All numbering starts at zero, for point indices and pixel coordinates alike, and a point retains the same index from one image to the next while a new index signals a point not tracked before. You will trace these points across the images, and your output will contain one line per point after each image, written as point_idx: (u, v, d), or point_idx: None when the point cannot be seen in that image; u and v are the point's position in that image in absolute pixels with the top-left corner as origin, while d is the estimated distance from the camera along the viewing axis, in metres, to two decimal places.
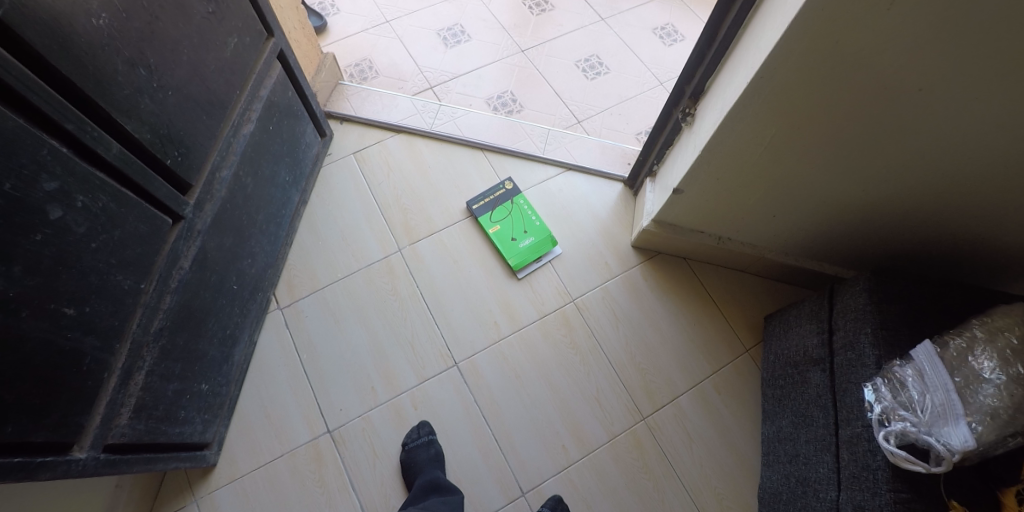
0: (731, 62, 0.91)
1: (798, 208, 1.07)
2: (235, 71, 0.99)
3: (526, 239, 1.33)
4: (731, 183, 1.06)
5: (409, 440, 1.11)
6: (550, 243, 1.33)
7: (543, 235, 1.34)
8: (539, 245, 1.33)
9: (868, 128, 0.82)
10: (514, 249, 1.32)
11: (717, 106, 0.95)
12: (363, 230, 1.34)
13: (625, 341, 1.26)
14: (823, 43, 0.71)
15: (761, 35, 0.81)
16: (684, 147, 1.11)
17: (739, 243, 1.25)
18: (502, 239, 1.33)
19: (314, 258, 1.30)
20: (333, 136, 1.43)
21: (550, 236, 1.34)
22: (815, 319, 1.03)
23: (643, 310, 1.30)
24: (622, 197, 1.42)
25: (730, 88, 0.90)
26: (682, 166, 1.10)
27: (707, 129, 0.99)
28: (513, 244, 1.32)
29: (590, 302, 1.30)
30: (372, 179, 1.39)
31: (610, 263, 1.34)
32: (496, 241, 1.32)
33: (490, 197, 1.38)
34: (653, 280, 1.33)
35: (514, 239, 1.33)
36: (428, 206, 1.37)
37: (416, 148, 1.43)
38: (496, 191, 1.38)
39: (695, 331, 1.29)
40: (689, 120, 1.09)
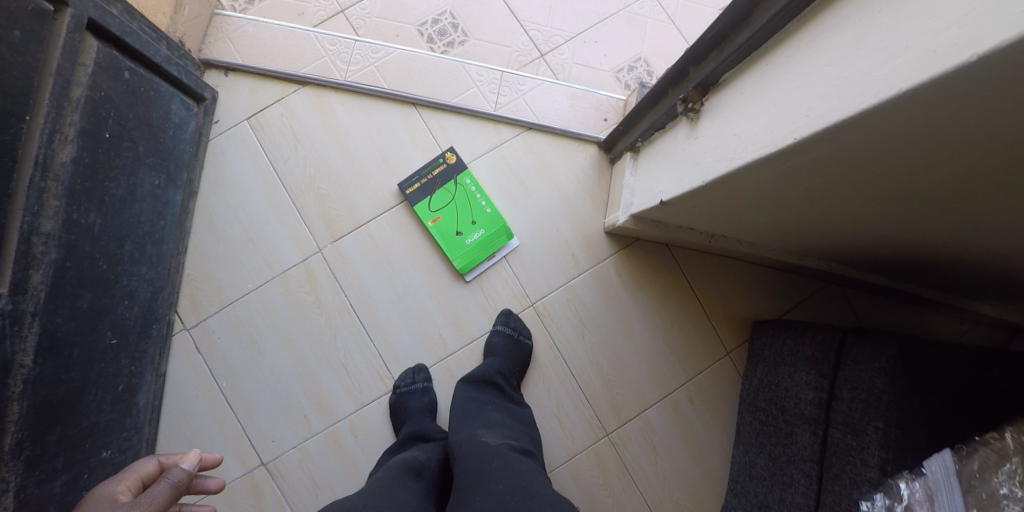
0: (769, 72, 0.60)
1: (819, 230, 0.83)
2: (11, 87, 0.62)
3: (474, 233, 1.08)
4: (736, 201, 0.78)
5: (403, 383, 1.04)
6: (504, 236, 1.08)
7: (496, 227, 1.08)
8: (491, 240, 1.08)
9: (958, 187, 0.55)
10: (460, 246, 1.07)
11: (737, 132, 0.65)
12: (272, 225, 1.07)
13: (591, 350, 1.10)
14: (963, 108, 0.40)
15: (830, 65, 0.49)
16: (682, 151, 0.81)
17: (736, 243, 1.03)
18: (444, 234, 1.07)
19: (215, 265, 1.06)
20: (217, 96, 1.08)
21: (504, 226, 1.08)
22: (816, 369, 0.86)
23: (613, 311, 1.11)
24: (595, 166, 1.12)
25: (763, 121, 0.60)
26: (677, 181, 0.82)
27: (718, 157, 0.69)
28: (459, 239, 1.07)
29: (552, 306, 1.10)
30: (275, 154, 1.09)
31: (577, 255, 1.11)
32: (437, 237, 1.07)
33: (428, 175, 1.08)
34: (628, 275, 1.11)
35: (460, 233, 1.07)
36: (349, 190, 1.09)
37: (327, 107, 1.09)
38: (434, 167, 1.09)
39: (673, 334, 1.12)
40: (695, 114, 0.78)
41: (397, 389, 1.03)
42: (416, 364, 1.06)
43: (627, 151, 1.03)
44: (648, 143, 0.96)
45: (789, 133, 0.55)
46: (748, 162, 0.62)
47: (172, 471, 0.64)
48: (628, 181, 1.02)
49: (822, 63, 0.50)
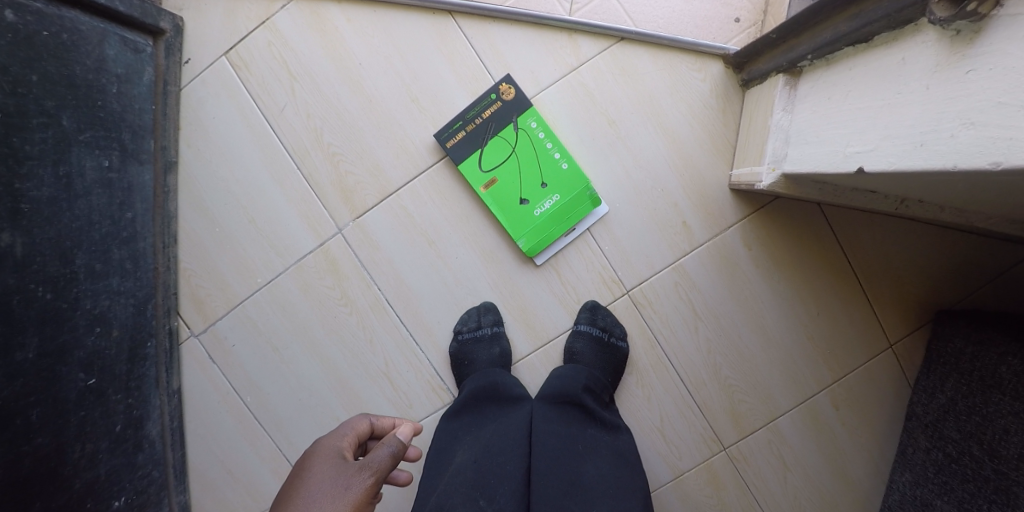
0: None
1: None
2: None
3: (545, 200, 0.75)
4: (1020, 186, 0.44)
5: (465, 329, 0.78)
6: (589, 202, 0.75)
7: (576, 190, 0.75)
8: (569, 209, 0.75)
9: None
10: (526, 220, 0.75)
11: None
12: (277, 200, 0.80)
13: (707, 349, 0.80)
14: None
15: None
16: (924, 87, 0.42)
17: (935, 208, 0.70)
18: (503, 202, 0.75)
19: (215, 255, 0.83)
20: (181, 24, 0.80)
21: (588, 187, 0.75)
22: None
23: (737, 297, 0.79)
24: (717, 93, 0.76)
25: None
26: (905, 143, 0.44)
27: None
28: (524, 208, 0.75)
29: (655, 294, 0.78)
30: (266, 101, 0.79)
31: (688, 221, 0.77)
32: (492, 206, 0.75)
33: (475, 119, 0.75)
34: (760, 247, 0.79)
35: (526, 200, 0.75)
36: (369, 144, 0.77)
37: (329, 28, 0.77)
38: (484, 106, 0.75)
39: (817, 324, 0.83)
40: (983, 19, 0.36)
41: (459, 334, 0.77)
42: (486, 302, 0.78)
43: (781, 73, 0.65)
44: (830, 63, 0.57)
45: None
46: None
47: (387, 439, 0.55)
48: (779, 120, 0.65)
49: None
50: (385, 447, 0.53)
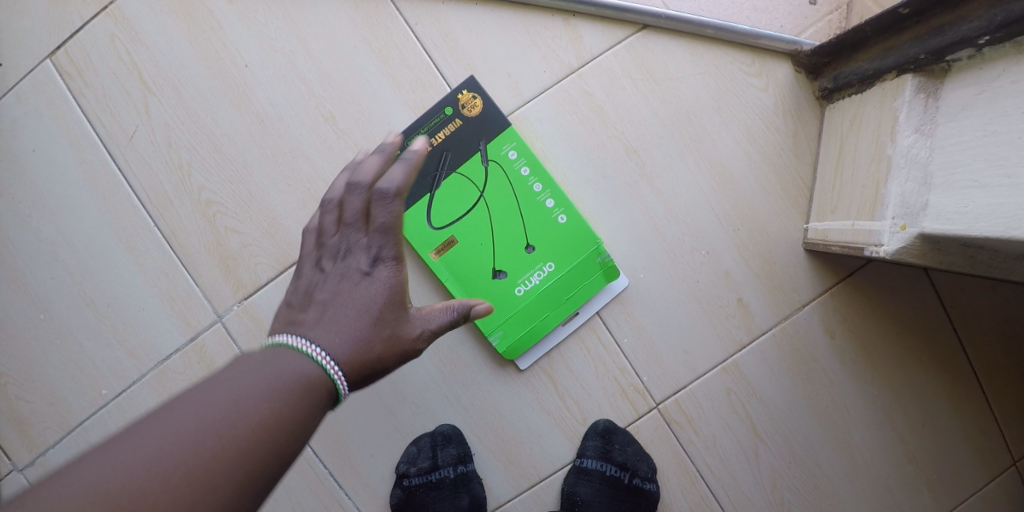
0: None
1: None
2: None
3: (534, 271, 0.50)
4: None
5: (415, 472, 0.51)
6: (600, 275, 0.49)
7: (581, 254, 0.49)
8: (568, 286, 0.49)
9: None
10: (501, 303, 0.50)
11: None
12: (130, 272, 0.53)
13: (769, 483, 0.54)
14: None
15: None
16: None
17: None
18: (470, 276, 0.49)
19: (39, 357, 0.55)
20: None
21: (599, 249, 0.49)
22: None
23: (815, 406, 0.54)
24: (786, 109, 0.51)
25: None
26: None
27: None
28: (499, 284, 0.49)
29: (695, 406, 0.52)
30: (112, 125, 0.53)
31: (745, 297, 0.52)
32: (448, 282, 0.49)
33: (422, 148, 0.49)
34: (847, 334, 0.54)
35: (500, 273, 0.49)
36: (260, 187, 0.50)
37: (202, 14, 0.51)
38: (435, 129, 0.49)
39: (925, 438, 0.57)
40: None
41: (405, 479, 0.51)
42: (444, 426, 0.51)
43: (905, 74, 0.40)
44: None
45: None
46: None
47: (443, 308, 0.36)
48: (907, 147, 0.40)
49: None
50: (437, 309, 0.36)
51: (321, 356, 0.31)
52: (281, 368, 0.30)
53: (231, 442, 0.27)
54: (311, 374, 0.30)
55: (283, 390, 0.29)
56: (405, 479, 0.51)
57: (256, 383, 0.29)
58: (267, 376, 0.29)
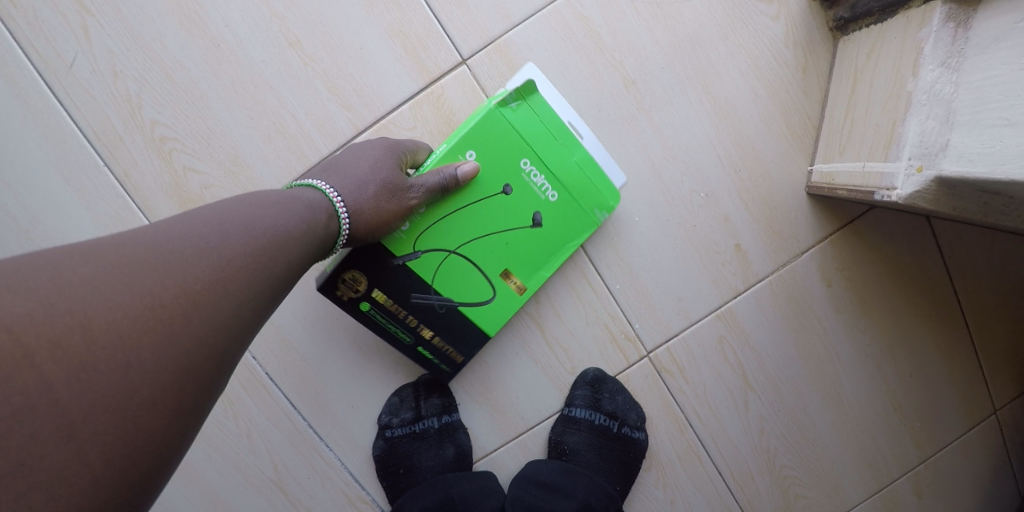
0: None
1: None
2: None
3: (531, 180, 0.42)
4: None
5: (399, 423, 0.50)
6: (522, 95, 0.42)
7: (516, 120, 0.42)
8: (535, 131, 0.42)
9: None
10: (567, 206, 0.43)
11: None
12: (74, 214, 0.48)
13: (758, 430, 0.55)
14: None
15: None
16: None
17: None
18: (529, 239, 0.43)
19: None
20: None
21: (495, 107, 0.41)
22: None
23: (807, 355, 0.53)
24: (796, 41, 0.47)
25: None
26: None
27: None
28: (547, 217, 0.43)
29: (688, 356, 0.51)
30: (44, 49, 0.46)
31: (743, 244, 0.49)
32: (547, 269, 0.44)
33: (424, 332, 0.44)
34: (843, 282, 0.52)
35: (535, 214, 0.43)
36: (222, 123, 0.46)
37: None
38: (380, 306, 0.42)
39: (912, 386, 0.57)
40: None
41: (387, 431, 0.50)
42: (427, 377, 0.50)
43: (934, 1, 0.37)
44: None
45: None
46: None
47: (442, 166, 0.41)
48: (928, 83, 0.37)
49: None
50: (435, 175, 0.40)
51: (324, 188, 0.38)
52: (256, 192, 0.35)
53: (221, 219, 0.32)
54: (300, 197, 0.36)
55: (272, 203, 0.34)
56: (388, 430, 0.50)
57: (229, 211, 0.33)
58: (234, 202, 0.34)
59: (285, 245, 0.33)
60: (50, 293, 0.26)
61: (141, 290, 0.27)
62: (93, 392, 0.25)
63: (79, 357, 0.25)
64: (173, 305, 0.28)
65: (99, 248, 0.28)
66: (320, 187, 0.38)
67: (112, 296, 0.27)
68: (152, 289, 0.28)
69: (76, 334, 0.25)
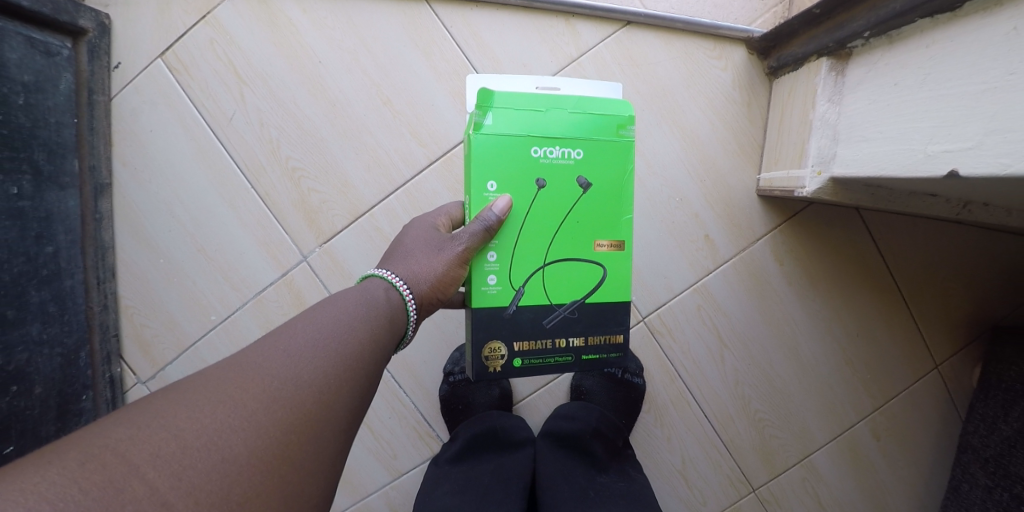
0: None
1: None
2: None
3: (550, 157, 0.45)
4: None
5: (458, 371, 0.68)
6: (484, 110, 0.44)
7: (505, 126, 0.44)
8: (525, 121, 0.44)
9: None
10: (597, 149, 0.46)
11: None
12: (228, 222, 0.68)
13: (734, 381, 0.70)
14: None
15: None
16: None
17: (1006, 212, 0.57)
18: (590, 202, 0.46)
19: (161, 291, 0.70)
20: (109, 24, 0.67)
21: (476, 132, 0.44)
22: None
23: (768, 320, 0.69)
24: (742, 84, 0.65)
25: None
26: None
27: None
28: (586, 170, 0.46)
29: (676, 320, 0.68)
30: (212, 109, 0.67)
31: (711, 235, 0.66)
32: (625, 211, 0.47)
33: (576, 342, 0.48)
34: (793, 262, 0.69)
35: (578, 180, 0.46)
36: (335, 157, 0.65)
37: (282, 20, 0.65)
38: (528, 352, 0.47)
39: (860, 346, 0.72)
40: None
41: (450, 377, 0.68)
42: None
43: (822, 57, 0.54)
44: (893, 42, 0.46)
45: None
46: None
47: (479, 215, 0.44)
48: (823, 113, 0.54)
49: None
50: (477, 222, 0.44)
51: (388, 273, 0.46)
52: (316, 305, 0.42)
53: (288, 332, 0.38)
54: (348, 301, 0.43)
55: (327, 312, 0.41)
56: (450, 377, 0.68)
57: (301, 322, 0.40)
58: (297, 317, 0.41)
59: (346, 343, 0.39)
60: (163, 410, 0.32)
61: (233, 394, 0.33)
62: (198, 482, 0.30)
63: (181, 453, 0.30)
64: (256, 400, 0.34)
65: (190, 381, 0.34)
66: (385, 275, 0.46)
67: (209, 399, 0.33)
68: (234, 398, 0.33)
69: (180, 437, 0.31)
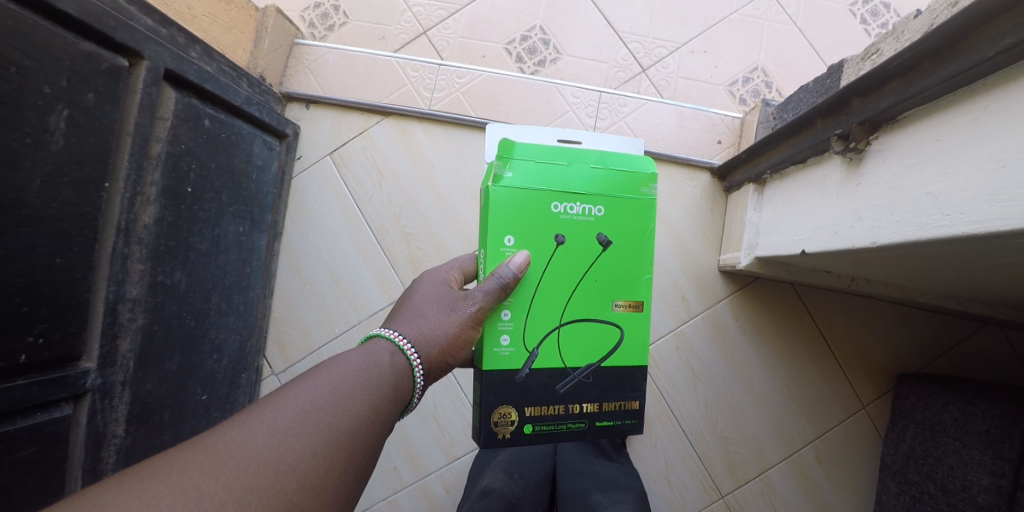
0: (995, 112, 0.42)
1: (986, 288, 0.70)
2: (87, 159, 0.64)
3: (571, 210, 0.61)
4: (896, 263, 0.64)
5: None
6: (509, 166, 0.60)
7: (532, 180, 0.60)
8: (548, 181, 0.61)
9: None
10: (610, 205, 0.62)
11: (931, 192, 0.48)
12: (357, 265, 1.02)
13: (704, 404, 0.96)
14: None
15: None
16: (835, 196, 0.63)
17: (881, 286, 0.85)
18: (605, 251, 0.62)
19: (303, 308, 1.02)
20: (299, 131, 1.05)
21: (504, 186, 0.60)
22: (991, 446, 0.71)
23: (729, 360, 0.97)
24: (707, 196, 0.99)
25: (980, 190, 0.42)
26: (827, 232, 0.64)
27: (898, 219, 0.52)
28: (599, 222, 0.62)
29: (660, 354, 0.97)
30: (359, 190, 1.03)
31: (685, 296, 0.98)
32: (634, 261, 0.64)
33: (577, 408, 0.62)
34: (745, 319, 0.98)
35: (599, 237, 0.62)
36: (436, 228, 1.00)
37: (412, 139, 1.03)
38: (535, 417, 0.61)
39: (800, 385, 0.97)
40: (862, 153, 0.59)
41: None
42: None
43: (751, 182, 0.88)
44: (782, 176, 0.79)
45: None
46: (949, 236, 0.45)
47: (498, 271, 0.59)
48: (751, 216, 0.87)
49: None
50: (496, 276, 0.58)
51: (394, 336, 0.58)
52: (305, 377, 0.50)
53: (273, 407, 0.45)
54: (332, 372, 0.50)
55: (310, 386, 0.48)
56: None
57: (288, 395, 0.47)
58: (288, 388, 0.48)
59: (324, 418, 0.46)
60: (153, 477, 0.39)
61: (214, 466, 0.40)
62: None
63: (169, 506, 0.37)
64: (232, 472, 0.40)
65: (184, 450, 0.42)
66: (391, 336, 0.58)
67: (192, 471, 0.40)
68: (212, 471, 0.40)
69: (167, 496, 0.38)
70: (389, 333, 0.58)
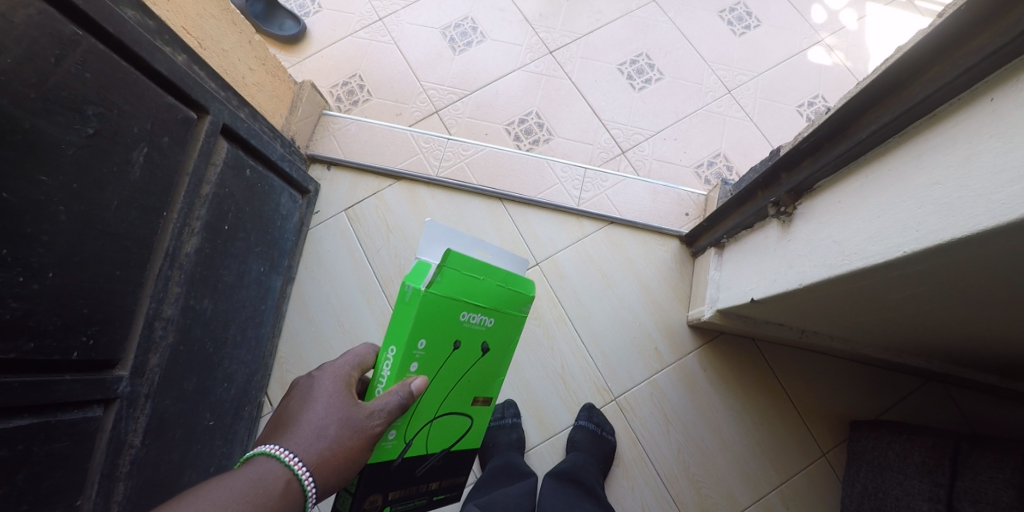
0: (873, 180, 0.59)
1: (906, 334, 0.85)
2: (154, 189, 0.74)
3: (472, 322, 0.64)
4: (831, 309, 0.78)
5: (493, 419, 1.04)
6: (439, 271, 0.59)
7: (451, 290, 0.61)
8: (466, 293, 0.62)
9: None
10: (500, 321, 0.68)
11: (837, 239, 0.63)
12: (362, 309, 1.11)
13: (677, 448, 1.04)
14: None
15: (936, 184, 0.48)
16: (775, 250, 0.79)
17: (826, 337, 0.99)
18: (481, 358, 0.68)
19: (306, 348, 1.08)
20: (319, 188, 1.18)
21: (428, 293, 0.59)
22: (927, 476, 0.82)
23: (699, 407, 1.07)
24: (676, 260, 1.14)
25: (867, 233, 0.58)
26: (768, 281, 0.79)
27: (817, 263, 0.66)
28: (487, 334, 0.67)
29: (635, 400, 1.06)
30: (369, 242, 1.15)
31: (657, 350, 1.09)
32: (495, 366, 0.71)
33: (428, 487, 0.69)
34: (712, 370, 1.09)
35: (482, 346, 0.67)
36: None
37: (421, 200, 1.17)
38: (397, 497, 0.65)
39: (764, 431, 1.06)
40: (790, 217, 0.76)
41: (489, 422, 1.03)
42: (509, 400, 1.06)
43: (712, 246, 1.04)
44: (737, 239, 0.95)
45: (897, 244, 0.52)
46: (850, 270, 0.60)
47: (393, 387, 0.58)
48: (714, 274, 1.02)
49: (931, 182, 0.49)
50: (393, 395, 0.58)
51: (280, 452, 0.53)
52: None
53: None
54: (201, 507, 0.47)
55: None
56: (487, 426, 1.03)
57: None
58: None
59: None
60: None
61: None
62: None
63: None
64: None
65: None
66: (278, 454, 0.53)
67: None
68: None
69: None
70: (273, 449, 0.54)
